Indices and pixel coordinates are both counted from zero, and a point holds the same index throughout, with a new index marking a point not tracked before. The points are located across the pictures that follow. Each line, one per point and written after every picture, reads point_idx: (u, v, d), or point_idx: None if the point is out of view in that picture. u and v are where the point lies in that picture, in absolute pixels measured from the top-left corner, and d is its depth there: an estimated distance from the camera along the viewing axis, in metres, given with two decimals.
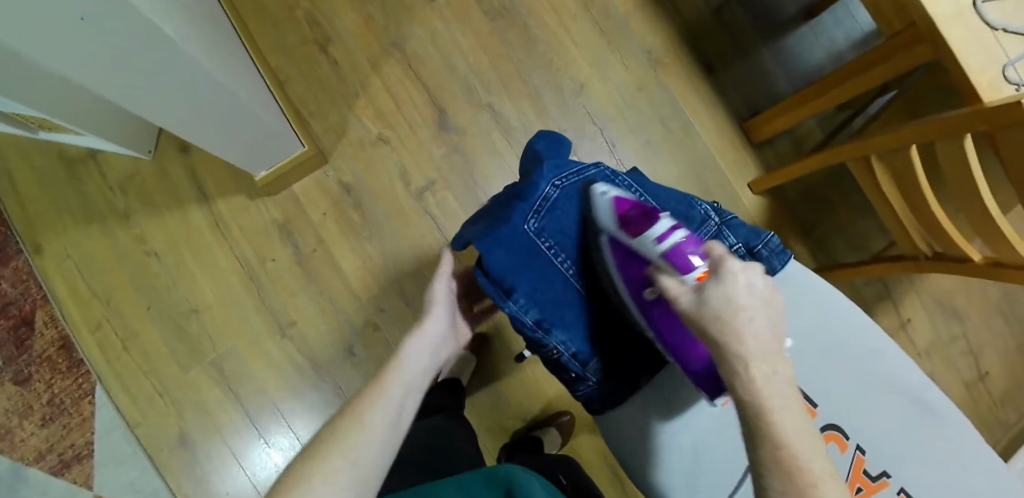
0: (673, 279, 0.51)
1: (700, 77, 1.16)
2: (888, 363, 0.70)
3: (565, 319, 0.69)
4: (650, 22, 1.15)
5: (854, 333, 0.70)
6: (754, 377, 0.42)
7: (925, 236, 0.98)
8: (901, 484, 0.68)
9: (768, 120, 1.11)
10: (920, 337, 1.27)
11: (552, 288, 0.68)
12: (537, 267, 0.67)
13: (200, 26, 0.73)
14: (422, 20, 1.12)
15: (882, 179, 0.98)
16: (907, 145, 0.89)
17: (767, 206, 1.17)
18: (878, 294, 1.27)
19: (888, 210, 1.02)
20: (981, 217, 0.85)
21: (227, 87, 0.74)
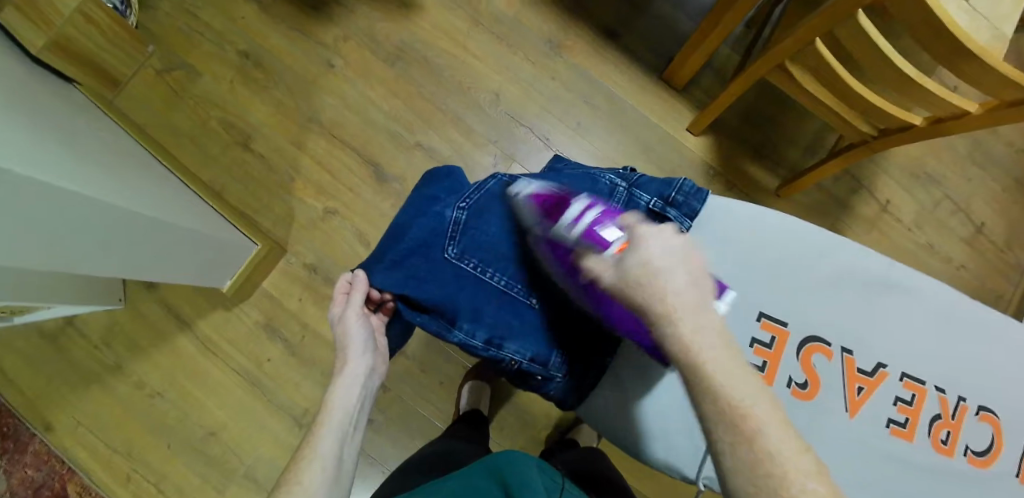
0: (596, 258, 0.53)
1: (605, 46, 1.17)
2: (841, 260, 0.70)
3: (508, 324, 0.69)
4: (540, 13, 1.17)
5: (795, 243, 0.70)
6: (682, 329, 0.44)
7: (865, 119, 0.98)
8: (898, 370, 0.69)
9: (681, 64, 1.12)
10: (905, 212, 1.27)
11: (488, 305, 0.68)
12: (469, 288, 0.68)
13: (120, 177, 0.77)
14: (329, 89, 1.15)
15: (801, 80, 0.99)
16: (813, 42, 0.89)
17: (711, 143, 1.18)
18: (852, 187, 1.26)
19: (823, 108, 1.02)
20: (903, 86, 0.86)
21: (164, 221, 0.78)
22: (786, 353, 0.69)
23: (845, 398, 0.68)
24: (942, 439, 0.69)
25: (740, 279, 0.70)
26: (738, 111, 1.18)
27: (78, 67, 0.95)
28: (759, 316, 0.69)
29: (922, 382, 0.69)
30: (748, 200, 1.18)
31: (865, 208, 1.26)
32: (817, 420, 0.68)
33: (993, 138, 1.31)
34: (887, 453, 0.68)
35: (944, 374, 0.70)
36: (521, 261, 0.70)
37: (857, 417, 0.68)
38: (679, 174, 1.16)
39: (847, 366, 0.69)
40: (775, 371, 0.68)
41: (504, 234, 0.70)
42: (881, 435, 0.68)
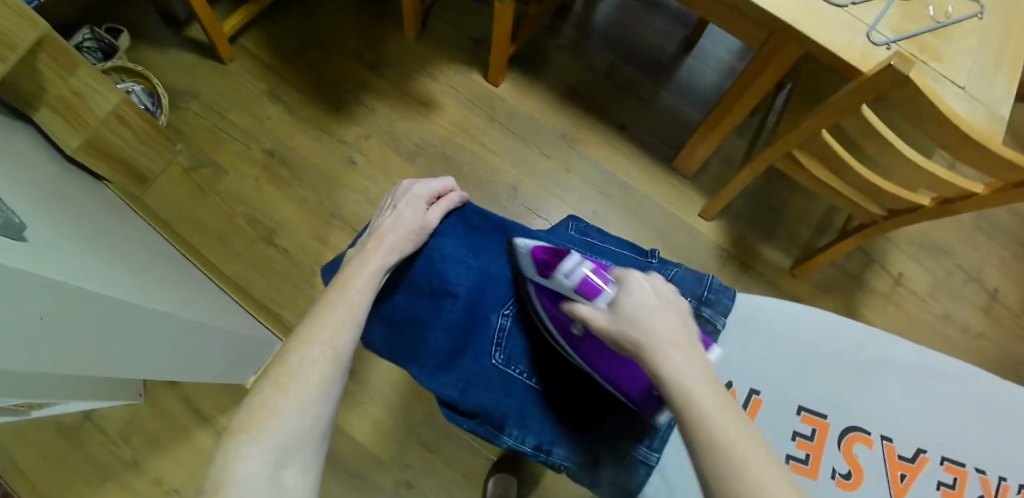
0: (586, 306, 0.53)
1: (614, 137, 1.22)
2: (868, 347, 0.70)
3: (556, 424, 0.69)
4: (551, 107, 1.23)
5: (820, 336, 0.70)
6: (679, 368, 0.44)
7: (873, 201, 0.99)
8: (940, 454, 0.66)
9: (690, 153, 1.16)
10: (918, 284, 1.27)
11: (535, 411, 0.69)
12: (518, 394, 0.69)
13: (160, 282, 0.83)
14: (351, 184, 1.19)
15: (810, 166, 0.99)
16: (819, 134, 0.90)
17: (724, 226, 1.20)
18: (865, 262, 1.26)
19: (831, 191, 1.03)
20: (914, 175, 0.86)
21: (197, 322, 0.84)
22: (824, 443, 0.67)
23: (888, 484, 0.66)
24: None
25: (775, 374, 0.70)
26: (749, 196, 1.22)
27: (109, 162, 1.00)
28: (798, 408, 0.69)
29: (974, 468, 0.65)
30: (764, 280, 1.19)
31: (878, 282, 1.26)
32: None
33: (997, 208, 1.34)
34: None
35: (994, 457, 0.66)
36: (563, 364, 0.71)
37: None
38: (693, 257, 1.18)
39: (888, 453, 0.66)
40: (818, 464, 0.66)
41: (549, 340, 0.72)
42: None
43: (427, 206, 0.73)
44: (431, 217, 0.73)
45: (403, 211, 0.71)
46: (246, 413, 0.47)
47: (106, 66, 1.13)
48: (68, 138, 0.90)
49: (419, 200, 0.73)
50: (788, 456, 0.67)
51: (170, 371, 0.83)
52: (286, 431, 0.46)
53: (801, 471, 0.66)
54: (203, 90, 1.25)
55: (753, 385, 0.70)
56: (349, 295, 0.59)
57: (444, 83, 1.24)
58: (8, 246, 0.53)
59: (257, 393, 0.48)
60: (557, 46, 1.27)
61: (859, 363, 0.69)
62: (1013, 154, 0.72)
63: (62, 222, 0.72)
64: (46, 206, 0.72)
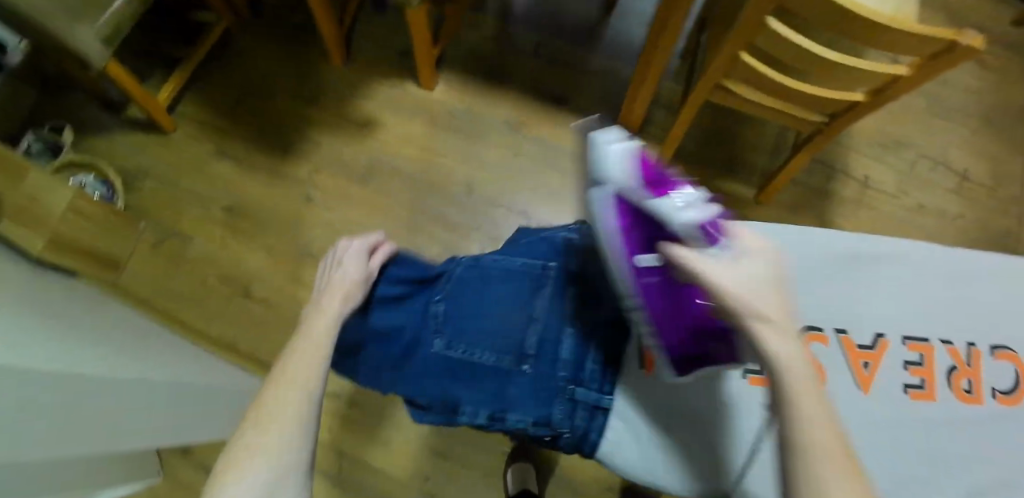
0: (687, 222, 0.45)
1: (555, 111, 1.23)
2: (806, 250, 0.69)
3: (511, 395, 0.66)
4: (489, 98, 1.24)
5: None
6: (769, 332, 0.43)
7: (813, 110, 0.99)
8: (899, 334, 0.67)
9: (629, 109, 1.16)
10: (883, 182, 1.28)
11: (487, 379, 0.66)
12: (472, 373, 0.66)
13: (143, 357, 0.83)
14: (314, 221, 1.21)
15: (745, 93, 0.99)
16: (739, 57, 0.90)
17: (683, 172, 1.20)
18: (830, 173, 1.26)
19: (772, 110, 1.03)
20: (840, 73, 0.86)
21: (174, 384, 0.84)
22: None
23: (853, 377, 0.66)
24: (966, 389, 0.66)
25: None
26: (697, 136, 1.22)
27: (75, 254, 1.00)
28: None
29: (937, 341, 0.67)
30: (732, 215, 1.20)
31: (845, 189, 1.26)
32: (836, 410, 0.65)
33: (943, 91, 1.35)
34: (914, 418, 0.65)
35: (951, 327, 0.68)
36: (508, 334, 0.66)
37: (870, 393, 0.66)
38: None
39: (847, 346, 0.67)
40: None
41: (482, 311, 0.67)
42: (900, 402, 0.66)
43: (367, 255, 0.69)
44: (374, 263, 0.68)
45: (344, 269, 0.66)
46: (229, 457, 0.45)
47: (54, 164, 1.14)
48: (32, 239, 0.88)
49: (356, 251, 0.68)
50: (747, 373, 0.66)
51: (166, 437, 0.83)
52: (268, 474, 0.44)
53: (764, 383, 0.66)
54: (151, 166, 1.26)
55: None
56: (315, 341, 0.56)
57: (382, 100, 1.25)
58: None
59: (241, 436, 0.46)
60: (484, 37, 1.27)
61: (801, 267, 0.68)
62: (934, 28, 0.71)
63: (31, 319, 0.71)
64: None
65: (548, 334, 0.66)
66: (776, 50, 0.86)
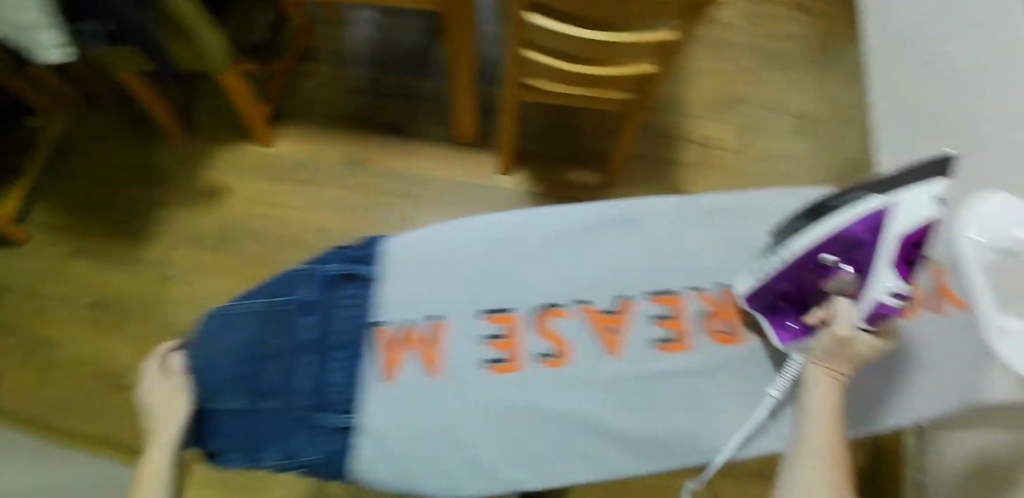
0: (896, 292, 0.47)
1: (396, 140, 1.26)
2: (545, 216, 0.59)
3: (259, 437, 0.55)
4: (330, 141, 1.26)
5: (480, 230, 0.58)
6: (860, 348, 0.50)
7: (613, 88, 1.01)
8: None
9: (459, 123, 1.20)
10: (724, 140, 1.33)
11: (228, 420, 0.55)
12: (217, 420, 0.55)
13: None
14: (176, 297, 1.19)
15: (552, 89, 1.02)
16: (518, 53, 0.93)
17: (529, 174, 1.24)
18: (670, 142, 1.31)
19: (581, 98, 1.06)
20: (607, 50, 0.88)
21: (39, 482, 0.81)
22: (520, 333, 0.56)
23: (597, 343, 0.56)
24: (724, 331, 0.58)
25: (450, 293, 0.57)
26: (535, 135, 1.26)
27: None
28: (480, 312, 0.56)
29: (711, 286, 0.59)
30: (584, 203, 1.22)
31: (687, 154, 1.30)
32: (586, 382, 0.55)
33: (766, 42, 1.41)
34: (669, 376, 0.56)
35: (701, 272, 0.60)
36: (251, 372, 0.55)
37: (621, 356, 0.56)
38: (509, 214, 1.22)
39: (587, 312, 0.57)
40: (520, 355, 0.56)
41: (213, 359, 0.56)
42: (652, 360, 0.57)
43: (170, 380, 0.55)
44: (183, 384, 0.55)
45: (158, 410, 0.53)
46: None
47: None
48: None
49: (161, 381, 0.55)
50: (488, 363, 0.55)
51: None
52: None
53: (505, 371, 0.55)
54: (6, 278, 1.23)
55: (410, 314, 0.56)
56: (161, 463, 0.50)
57: (226, 166, 1.25)
58: None
59: None
60: (316, 85, 1.29)
61: (540, 234, 0.58)
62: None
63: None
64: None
65: (289, 365, 0.55)
66: (554, 43, 0.88)
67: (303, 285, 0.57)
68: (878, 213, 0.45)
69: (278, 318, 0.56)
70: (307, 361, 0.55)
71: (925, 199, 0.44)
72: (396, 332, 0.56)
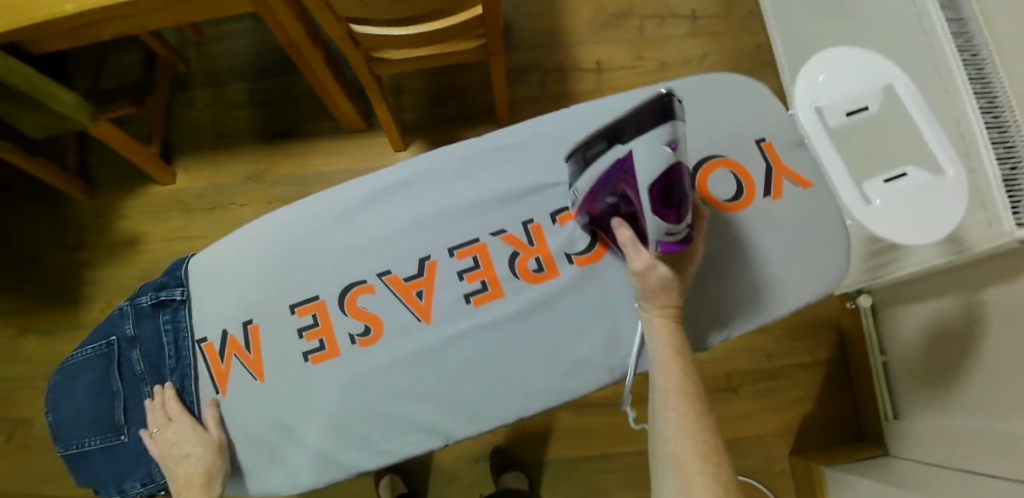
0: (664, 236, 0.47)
1: (290, 145, 1.26)
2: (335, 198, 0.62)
3: (122, 470, 0.63)
4: (229, 162, 1.27)
5: (278, 227, 0.62)
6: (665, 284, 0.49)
7: (460, 39, 0.99)
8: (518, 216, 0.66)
9: (342, 113, 1.19)
10: (617, 60, 1.28)
11: (104, 457, 0.63)
12: (89, 460, 0.64)
13: None
14: None
15: (399, 55, 1.00)
16: (347, 31, 0.91)
17: (423, 143, 1.24)
18: (562, 76, 1.27)
19: (437, 57, 1.05)
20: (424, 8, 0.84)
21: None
22: (332, 319, 0.60)
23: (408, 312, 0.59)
24: (533, 270, 0.59)
25: (260, 295, 0.61)
26: (424, 104, 1.25)
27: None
28: (291, 308, 0.60)
29: (514, 227, 0.60)
30: None
31: (582, 84, 1.27)
32: (401, 354, 0.58)
33: None
34: (480, 328, 0.58)
35: (495, 213, 0.61)
36: (105, 411, 0.64)
37: (434, 320, 0.59)
38: None
39: (392, 284, 0.60)
40: (335, 341, 0.59)
41: (80, 406, 0.64)
42: (466, 315, 0.59)
43: (201, 430, 0.58)
44: (215, 434, 0.58)
45: (190, 461, 0.56)
46: None
47: None
48: None
49: (188, 427, 0.58)
50: (306, 355, 0.59)
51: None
52: None
53: (324, 358, 0.59)
54: None
55: (228, 326, 0.61)
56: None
57: (139, 213, 1.28)
58: None
59: None
60: (200, 111, 1.30)
61: (332, 215, 0.61)
62: None
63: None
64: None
65: (133, 397, 0.63)
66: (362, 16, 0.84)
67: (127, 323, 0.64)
68: (625, 160, 0.47)
69: (114, 358, 0.64)
70: (147, 391, 0.62)
71: (653, 146, 0.43)
72: (219, 345, 0.61)
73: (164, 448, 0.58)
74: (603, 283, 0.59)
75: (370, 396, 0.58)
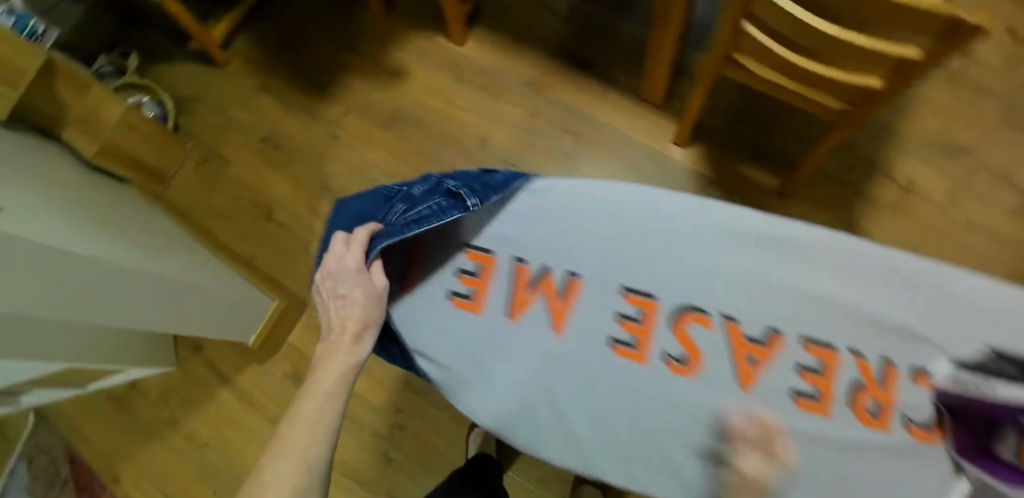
0: None
1: (582, 76, 1.22)
2: (681, 216, 0.65)
3: None
4: (519, 60, 1.26)
5: (642, 218, 0.66)
6: None
7: (827, 93, 0.90)
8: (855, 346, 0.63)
9: (651, 81, 1.13)
10: (932, 191, 1.16)
11: None
12: None
13: (154, 248, 0.93)
14: (338, 157, 1.27)
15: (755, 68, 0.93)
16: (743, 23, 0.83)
17: (700, 152, 1.16)
18: (867, 172, 1.17)
19: (787, 92, 0.95)
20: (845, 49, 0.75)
21: (174, 276, 0.88)
22: (655, 326, 0.64)
23: (731, 368, 0.62)
24: (871, 412, 0.60)
25: (587, 257, 0.67)
26: (726, 118, 1.17)
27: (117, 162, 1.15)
28: (624, 292, 0.66)
29: (873, 359, 0.60)
30: (751, 205, 1.15)
31: (885, 193, 1.16)
32: (700, 400, 0.62)
33: None
34: (791, 428, 0.60)
35: (857, 332, 0.61)
36: None
37: (753, 394, 0.61)
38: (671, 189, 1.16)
39: (732, 334, 0.63)
40: (648, 348, 0.64)
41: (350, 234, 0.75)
42: (785, 409, 0.61)
43: (366, 271, 0.65)
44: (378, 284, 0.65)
45: (348, 300, 0.64)
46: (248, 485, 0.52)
47: (119, 83, 1.26)
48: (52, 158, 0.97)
49: (361, 271, 0.65)
50: (614, 340, 0.65)
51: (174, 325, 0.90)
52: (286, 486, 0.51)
53: (629, 356, 0.64)
54: (204, 93, 1.35)
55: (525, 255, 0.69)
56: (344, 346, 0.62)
57: (414, 53, 1.29)
58: None
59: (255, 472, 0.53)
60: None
61: (697, 240, 0.64)
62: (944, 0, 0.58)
63: (44, 191, 0.83)
64: (46, 189, 0.86)
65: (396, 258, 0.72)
66: (769, 19, 0.79)
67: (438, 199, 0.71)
68: None
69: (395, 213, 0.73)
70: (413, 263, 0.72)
71: None
72: (555, 283, 0.68)
73: (328, 274, 0.65)
74: (915, 462, 0.59)
75: (652, 412, 0.63)
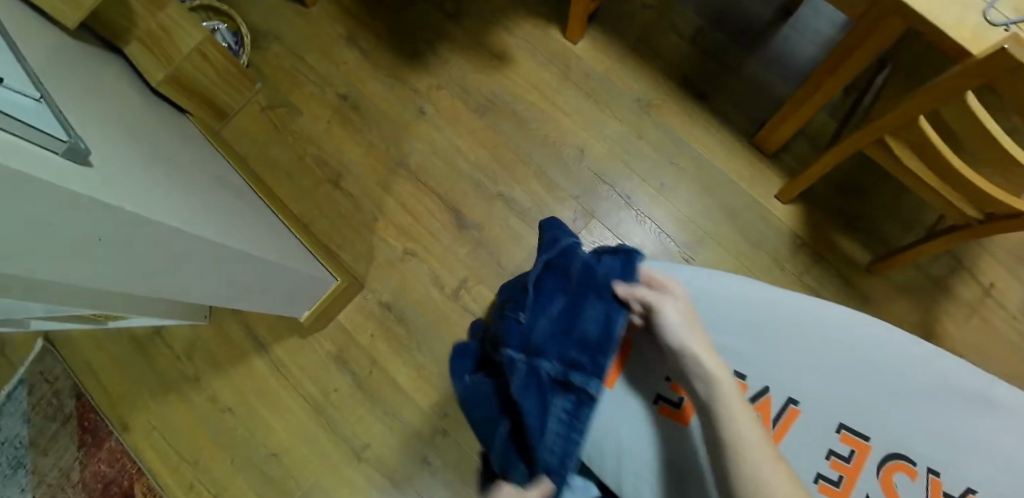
0: None
1: (694, 106, 1.17)
2: (873, 345, 0.61)
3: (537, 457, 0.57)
4: (632, 72, 1.18)
5: (858, 348, 0.61)
6: None
7: (965, 201, 0.85)
8: None
9: (770, 131, 1.08)
10: (1012, 297, 1.12)
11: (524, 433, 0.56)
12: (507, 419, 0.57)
13: (223, 213, 0.83)
14: (421, 134, 1.17)
15: (903, 157, 0.85)
16: (915, 120, 0.76)
17: (801, 212, 1.13)
18: (952, 266, 1.14)
19: (919, 185, 0.89)
20: (1020, 175, 0.70)
21: (251, 255, 0.79)
22: (863, 467, 0.59)
23: None
24: None
25: (770, 369, 0.61)
26: (833, 182, 1.13)
27: (181, 91, 1.03)
28: (839, 426, 0.60)
29: None
30: (838, 275, 1.11)
31: (965, 291, 1.13)
32: None
33: None
34: None
35: None
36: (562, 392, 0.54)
37: None
38: (765, 242, 1.12)
39: (933, 489, 0.58)
40: (852, 488, 0.58)
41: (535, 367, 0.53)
42: None
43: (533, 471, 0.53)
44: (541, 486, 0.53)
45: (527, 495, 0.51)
46: None
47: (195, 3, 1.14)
48: (110, 90, 0.84)
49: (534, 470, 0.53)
50: (819, 476, 0.59)
51: (230, 298, 0.84)
52: None
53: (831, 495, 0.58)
54: (284, 31, 1.23)
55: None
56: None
57: (521, 39, 1.20)
58: (80, 174, 0.51)
59: None
60: (643, 7, 1.21)
61: (906, 382, 0.60)
62: None
63: (106, 134, 0.70)
64: (104, 127, 0.72)
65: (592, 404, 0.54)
66: (954, 127, 0.71)
67: (587, 357, 0.54)
68: None
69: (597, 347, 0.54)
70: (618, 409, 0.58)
71: None
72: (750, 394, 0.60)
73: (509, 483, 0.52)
74: None
75: None
